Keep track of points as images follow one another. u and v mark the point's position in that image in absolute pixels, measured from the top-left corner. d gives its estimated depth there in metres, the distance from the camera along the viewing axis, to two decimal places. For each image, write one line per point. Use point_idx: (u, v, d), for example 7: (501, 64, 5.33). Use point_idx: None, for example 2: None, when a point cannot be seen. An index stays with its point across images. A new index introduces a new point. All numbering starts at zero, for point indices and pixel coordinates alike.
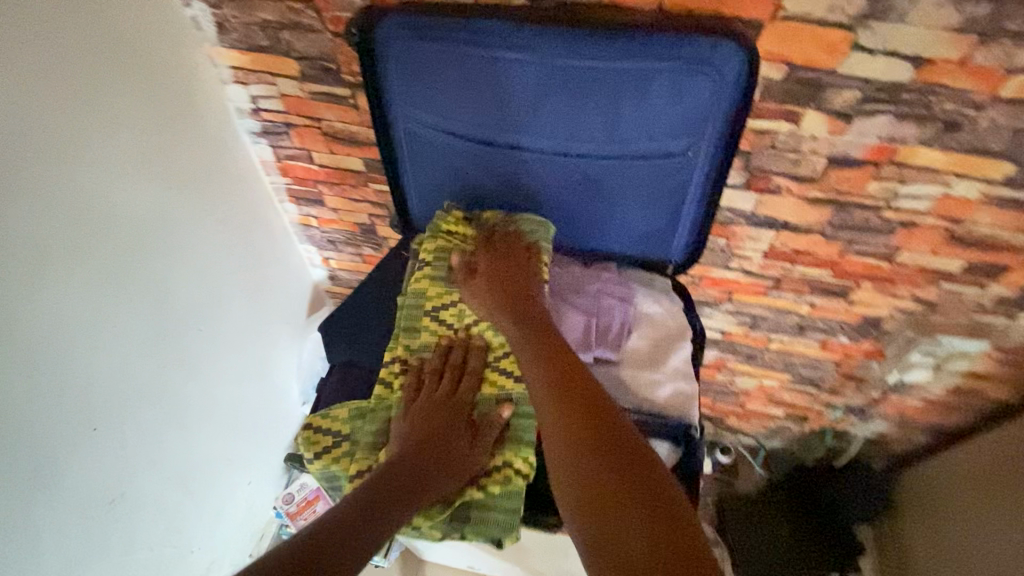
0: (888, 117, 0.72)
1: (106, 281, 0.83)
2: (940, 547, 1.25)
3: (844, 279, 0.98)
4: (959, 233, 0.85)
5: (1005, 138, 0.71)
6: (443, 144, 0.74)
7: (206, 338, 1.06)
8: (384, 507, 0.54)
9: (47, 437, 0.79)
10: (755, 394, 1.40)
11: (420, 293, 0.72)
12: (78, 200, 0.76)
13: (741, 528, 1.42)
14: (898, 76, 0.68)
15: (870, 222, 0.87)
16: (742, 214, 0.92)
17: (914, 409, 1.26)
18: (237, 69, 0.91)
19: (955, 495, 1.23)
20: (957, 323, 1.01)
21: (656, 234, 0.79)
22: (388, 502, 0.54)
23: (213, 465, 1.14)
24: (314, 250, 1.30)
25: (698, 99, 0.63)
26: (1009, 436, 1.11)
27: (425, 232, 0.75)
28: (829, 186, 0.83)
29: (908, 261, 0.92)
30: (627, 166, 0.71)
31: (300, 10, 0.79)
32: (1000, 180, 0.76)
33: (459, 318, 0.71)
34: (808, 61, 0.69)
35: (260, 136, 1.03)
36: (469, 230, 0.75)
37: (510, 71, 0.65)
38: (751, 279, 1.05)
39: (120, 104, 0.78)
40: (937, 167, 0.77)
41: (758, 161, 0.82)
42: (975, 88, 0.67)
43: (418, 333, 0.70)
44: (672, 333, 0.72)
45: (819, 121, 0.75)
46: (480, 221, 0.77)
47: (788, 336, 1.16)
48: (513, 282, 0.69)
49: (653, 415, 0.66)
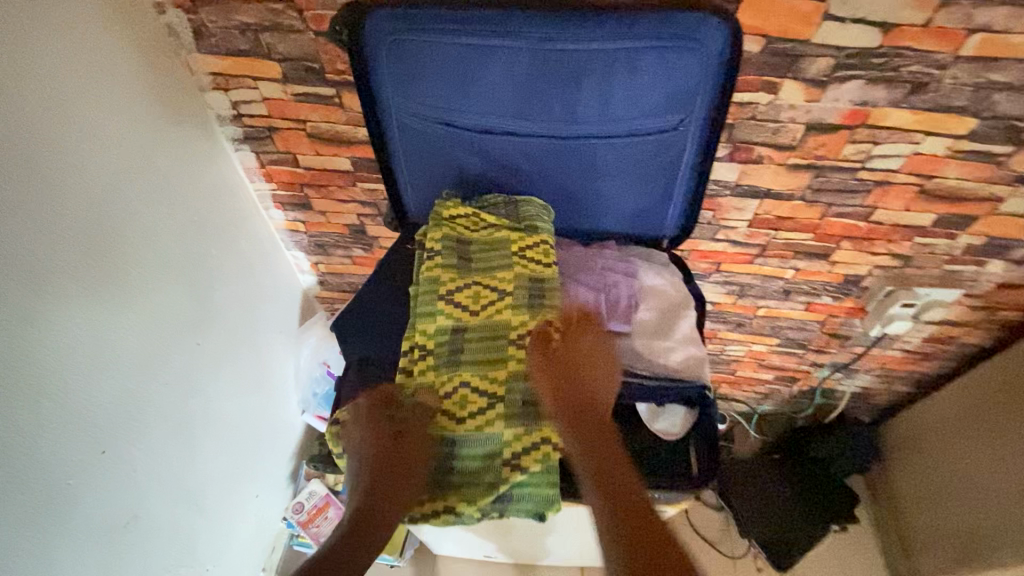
0: (861, 81, 0.76)
1: (103, 298, 0.80)
2: (932, 488, 1.31)
3: (825, 241, 1.03)
4: (930, 188, 0.90)
5: (969, 94, 0.75)
6: (438, 134, 0.75)
7: (205, 350, 1.04)
8: (370, 525, 0.61)
9: (60, 462, 0.77)
10: (746, 361, 1.45)
11: (432, 279, 0.72)
12: (68, 215, 0.74)
13: (743, 490, 1.47)
14: (868, 41, 0.71)
15: (848, 184, 0.91)
16: (727, 185, 0.95)
17: (895, 360, 1.33)
18: (217, 75, 0.90)
19: (944, 437, 1.29)
20: (931, 274, 1.07)
21: (651, 209, 0.81)
22: (373, 520, 0.61)
23: (223, 478, 1.13)
24: (302, 255, 1.29)
25: (687, 74, 0.66)
26: (992, 377, 1.18)
27: (429, 221, 0.75)
28: (807, 152, 0.87)
29: (884, 219, 0.97)
30: (620, 145, 0.73)
31: (279, 10, 0.79)
32: (966, 135, 0.81)
33: (475, 301, 0.71)
34: (783, 33, 0.72)
35: (243, 142, 1.02)
36: (473, 215, 0.76)
37: (502, 58, 0.66)
38: (738, 249, 1.09)
39: (97, 114, 0.76)
40: (908, 126, 0.81)
41: (740, 133, 0.85)
42: (939, 49, 0.71)
43: (433, 319, 0.70)
44: (676, 303, 0.75)
45: (797, 89, 0.78)
46: (484, 205, 0.77)
47: (775, 300, 1.21)
48: (525, 271, 0.72)
49: (667, 378, 0.67)
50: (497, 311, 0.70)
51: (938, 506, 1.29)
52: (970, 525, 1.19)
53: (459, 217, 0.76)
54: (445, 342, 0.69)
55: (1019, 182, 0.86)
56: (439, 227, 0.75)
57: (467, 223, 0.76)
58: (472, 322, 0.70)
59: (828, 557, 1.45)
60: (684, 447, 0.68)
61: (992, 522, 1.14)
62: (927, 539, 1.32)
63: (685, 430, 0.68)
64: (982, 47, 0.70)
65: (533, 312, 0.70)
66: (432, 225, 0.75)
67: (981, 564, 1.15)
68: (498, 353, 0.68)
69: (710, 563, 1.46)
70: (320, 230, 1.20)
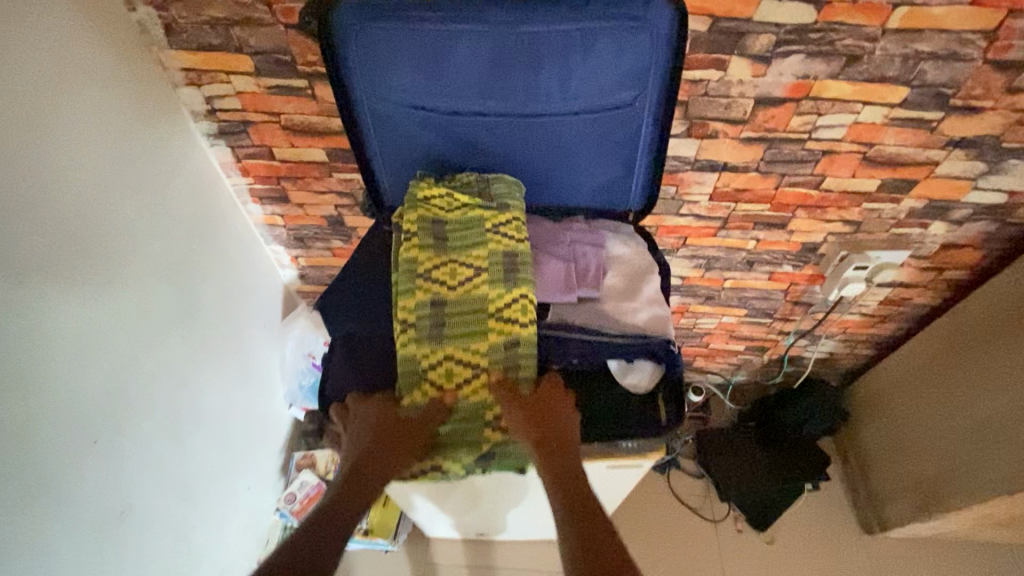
0: (800, 56, 0.82)
1: (87, 291, 0.82)
2: (896, 443, 1.40)
3: (781, 211, 1.10)
4: (872, 155, 0.96)
5: (898, 65, 0.82)
6: (409, 119, 0.79)
7: (190, 343, 1.06)
8: (360, 488, 0.65)
9: (52, 451, 0.78)
10: (717, 333, 1.52)
11: (411, 259, 0.74)
12: (48, 210, 0.75)
13: (722, 454, 1.54)
14: (804, 18, 0.77)
15: (797, 155, 0.98)
16: (687, 160, 1.00)
17: (855, 324, 1.41)
18: (189, 71, 0.92)
19: (904, 394, 1.38)
20: (880, 238, 1.14)
21: (615, 183, 0.86)
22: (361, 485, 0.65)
23: (213, 470, 1.15)
24: (282, 250, 1.31)
25: (639, 52, 0.71)
26: (943, 333, 1.26)
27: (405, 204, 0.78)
28: (758, 125, 0.93)
29: (833, 187, 1.03)
30: (582, 122, 0.77)
31: (249, 5, 0.81)
32: (899, 103, 0.87)
33: (452, 276, 0.74)
34: (727, 12, 0.77)
35: (218, 137, 1.04)
36: (446, 195, 0.79)
37: (466, 43, 0.70)
38: (702, 222, 1.15)
39: (75, 111, 0.78)
40: (847, 97, 0.87)
41: (695, 109, 0.91)
42: (869, 23, 0.77)
43: (412, 294, 0.72)
44: (641, 269, 0.80)
45: (743, 66, 0.84)
46: (457, 185, 0.81)
47: (740, 271, 1.27)
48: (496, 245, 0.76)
49: (635, 335, 0.72)
50: (475, 288, 0.73)
51: (901, 460, 1.38)
52: (931, 473, 1.28)
53: (436, 197, 0.79)
54: (425, 314, 0.72)
55: (951, 146, 0.94)
56: (415, 207, 0.78)
57: (445, 203, 0.79)
58: (450, 295, 0.73)
59: (804, 515, 1.53)
60: (653, 399, 0.73)
61: (949, 467, 1.23)
62: (892, 491, 1.41)
63: (653, 382, 0.73)
64: (906, 20, 0.76)
65: (509, 287, 0.73)
66: (408, 206, 0.78)
67: (943, 508, 1.24)
68: (476, 324, 0.71)
69: (692, 528, 1.53)
70: (299, 223, 1.22)
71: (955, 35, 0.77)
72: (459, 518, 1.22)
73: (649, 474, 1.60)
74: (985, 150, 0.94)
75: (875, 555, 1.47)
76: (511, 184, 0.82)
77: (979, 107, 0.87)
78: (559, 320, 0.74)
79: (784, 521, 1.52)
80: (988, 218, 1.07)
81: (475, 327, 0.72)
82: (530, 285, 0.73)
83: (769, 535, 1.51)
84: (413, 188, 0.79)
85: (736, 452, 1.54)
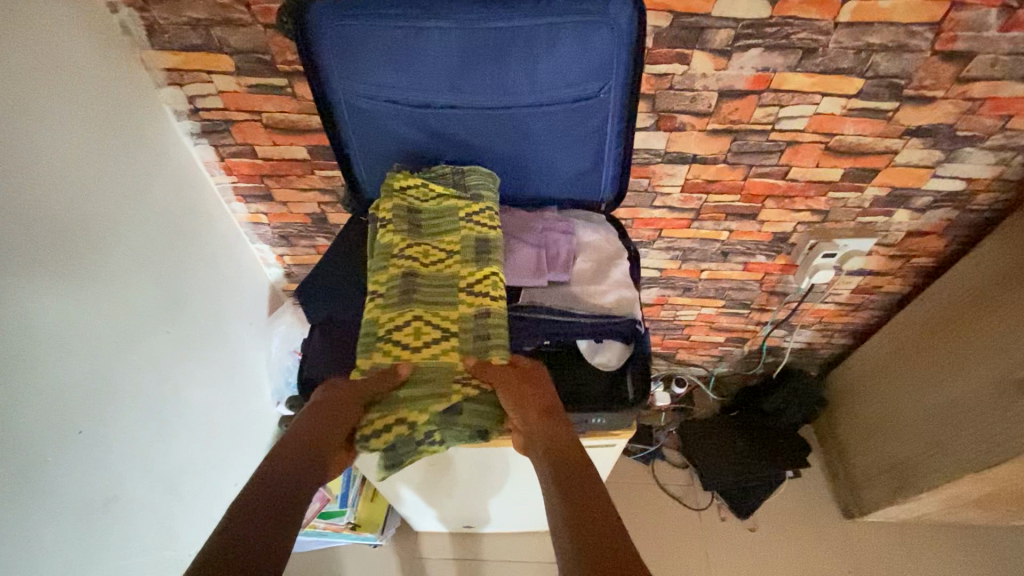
0: (759, 49, 0.86)
1: (70, 284, 0.83)
2: (872, 430, 1.43)
3: (751, 201, 1.13)
4: (834, 144, 1.00)
5: (852, 57, 0.86)
6: (384, 113, 0.82)
7: (174, 339, 1.07)
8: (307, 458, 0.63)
9: (38, 439, 0.80)
10: (698, 325, 1.55)
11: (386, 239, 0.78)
12: (33, 204, 0.77)
13: (703, 442, 1.57)
14: (760, 13, 0.81)
15: (763, 146, 1.01)
16: (657, 153, 1.04)
17: (830, 313, 1.45)
18: (172, 71, 0.95)
19: (878, 380, 1.41)
20: (848, 226, 1.18)
21: (586, 174, 0.90)
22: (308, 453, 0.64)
23: (199, 464, 1.16)
24: (267, 248, 1.34)
25: (602, 46, 0.74)
26: (913, 319, 1.30)
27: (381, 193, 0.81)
28: (723, 117, 0.96)
29: (799, 177, 1.07)
30: (551, 113, 0.81)
31: (228, 5, 0.84)
32: (856, 94, 0.91)
33: (425, 256, 0.78)
34: (687, 8, 0.81)
35: (201, 136, 1.06)
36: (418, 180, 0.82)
37: (436, 38, 0.74)
38: (676, 214, 1.18)
39: (58, 109, 0.80)
40: (806, 89, 0.91)
41: (662, 102, 0.94)
42: (821, 17, 0.81)
43: (387, 270, 0.76)
44: (611, 254, 0.83)
45: (705, 59, 0.87)
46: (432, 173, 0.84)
47: (715, 262, 1.31)
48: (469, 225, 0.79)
49: (603, 316, 0.75)
50: (445, 267, 0.78)
51: (878, 445, 1.41)
52: (905, 455, 1.31)
53: (411, 186, 0.82)
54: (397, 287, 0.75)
55: (908, 135, 0.98)
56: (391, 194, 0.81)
57: (420, 191, 0.82)
58: (423, 271, 0.77)
59: (785, 501, 1.56)
60: (621, 377, 0.76)
61: (922, 448, 1.26)
62: (869, 476, 1.44)
63: (622, 361, 0.76)
64: (857, 14, 0.80)
65: (479, 265, 0.76)
66: (383, 196, 0.81)
67: (918, 489, 1.27)
68: (449, 298, 0.75)
69: (676, 518, 1.55)
70: (283, 221, 1.25)
71: (904, 27, 0.82)
72: (445, 509, 1.24)
73: (634, 465, 1.62)
74: (941, 138, 0.98)
75: (855, 540, 1.50)
76: (487, 175, 0.85)
77: (932, 97, 0.91)
78: (531, 303, 0.76)
79: (766, 507, 1.55)
80: (948, 205, 1.11)
81: (447, 302, 0.75)
82: (500, 267, 0.76)
83: (752, 521, 1.54)
84: (389, 179, 0.82)
85: (717, 440, 1.57)
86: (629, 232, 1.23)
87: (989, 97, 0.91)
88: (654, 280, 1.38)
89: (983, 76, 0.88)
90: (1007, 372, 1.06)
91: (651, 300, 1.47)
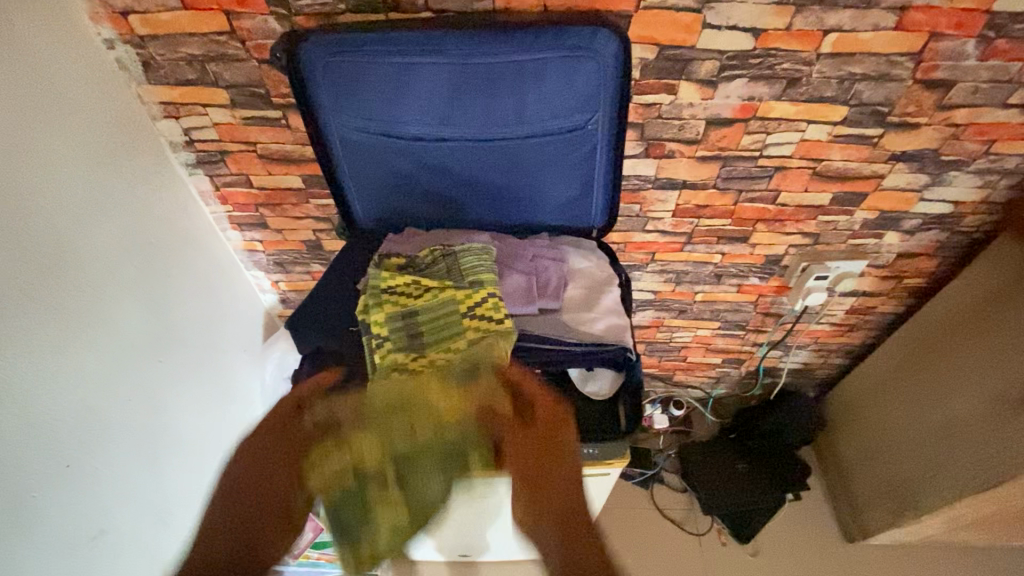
0: (744, 79, 0.87)
1: (63, 317, 0.83)
2: (872, 452, 1.42)
3: (742, 225, 1.14)
4: (821, 169, 1.02)
5: (835, 86, 0.88)
6: (375, 145, 0.84)
7: (167, 368, 1.07)
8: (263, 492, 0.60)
9: (28, 473, 0.79)
10: (694, 346, 1.55)
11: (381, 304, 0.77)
12: (28, 238, 0.78)
13: (701, 463, 1.57)
14: (743, 45, 0.83)
15: (751, 171, 1.03)
16: (648, 179, 1.05)
17: (825, 333, 1.45)
18: (167, 104, 0.96)
19: (875, 401, 1.41)
20: (839, 249, 1.19)
21: (577, 201, 0.90)
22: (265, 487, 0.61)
23: (190, 494, 1.15)
24: (262, 275, 1.34)
25: (587, 79, 0.76)
26: (908, 339, 1.30)
27: (370, 299, 0.77)
28: (711, 144, 0.98)
29: (789, 201, 1.08)
30: (540, 144, 0.82)
31: (223, 41, 0.86)
32: (841, 121, 0.93)
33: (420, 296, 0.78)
34: (672, 41, 0.83)
35: (196, 166, 1.07)
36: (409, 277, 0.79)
37: (424, 73, 0.76)
38: (668, 238, 1.19)
39: (54, 143, 0.81)
40: (791, 116, 0.93)
41: (651, 131, 0.96)
42: (803, 48, 0.83)
43: (381, 310, 0.76)
44: (601, 280, 0.84)
45: (692, 89, 0.89)
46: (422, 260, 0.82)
47: (709, 285, 1.31)
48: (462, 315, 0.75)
49: (594, 344, 0.75)
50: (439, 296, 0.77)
51: (879, 468, 1.39)
52: (906, 476, 1.30)
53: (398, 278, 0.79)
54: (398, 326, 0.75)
55: (894, 160, 0.99)
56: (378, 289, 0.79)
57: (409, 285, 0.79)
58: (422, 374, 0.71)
59: (787, 525, 1.53)
60: (613, 405, 0.75)
61: (922, 469, 1.25)
62: (871, 497, 1.42)
63: (614, 389, 0.76)
64: (838, 45, 0.82)
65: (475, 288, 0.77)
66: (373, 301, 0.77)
67: (919, 510, 1.25)
68: (451, 325, 0.75)
69: (676, 543, 1.52)
70: (278, 248, 1.25)
71: (884, 58, 0.83)
72: (441, 539, 1.22)
73: (633, 489, 1.60)
74: (927, 163, 0.99)
75: (859, 565, 1.47)
76: (481, 251, 0.81)
77: (915, 124, 0.93)
78: (521, 332, 0.76)
79: (769, 531, 1.53)
80: (937, 227, 1.12)
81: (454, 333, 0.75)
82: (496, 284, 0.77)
83: (753, 546, 1.51)
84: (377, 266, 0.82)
85: (715, 461, 1.56)
86: (623, 255, 1.24)
87: (972, 123, 0.92)
88: (648, 303, 1.39)
89: (964, 103, 0.89)
90: (1003, 391, 1.06)
91: (646, 322, 1.47)
